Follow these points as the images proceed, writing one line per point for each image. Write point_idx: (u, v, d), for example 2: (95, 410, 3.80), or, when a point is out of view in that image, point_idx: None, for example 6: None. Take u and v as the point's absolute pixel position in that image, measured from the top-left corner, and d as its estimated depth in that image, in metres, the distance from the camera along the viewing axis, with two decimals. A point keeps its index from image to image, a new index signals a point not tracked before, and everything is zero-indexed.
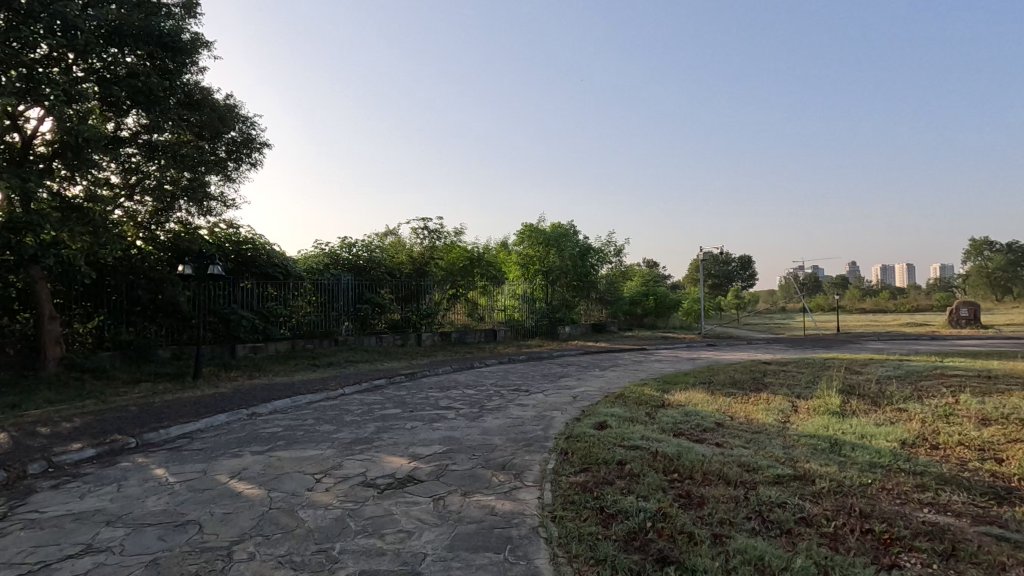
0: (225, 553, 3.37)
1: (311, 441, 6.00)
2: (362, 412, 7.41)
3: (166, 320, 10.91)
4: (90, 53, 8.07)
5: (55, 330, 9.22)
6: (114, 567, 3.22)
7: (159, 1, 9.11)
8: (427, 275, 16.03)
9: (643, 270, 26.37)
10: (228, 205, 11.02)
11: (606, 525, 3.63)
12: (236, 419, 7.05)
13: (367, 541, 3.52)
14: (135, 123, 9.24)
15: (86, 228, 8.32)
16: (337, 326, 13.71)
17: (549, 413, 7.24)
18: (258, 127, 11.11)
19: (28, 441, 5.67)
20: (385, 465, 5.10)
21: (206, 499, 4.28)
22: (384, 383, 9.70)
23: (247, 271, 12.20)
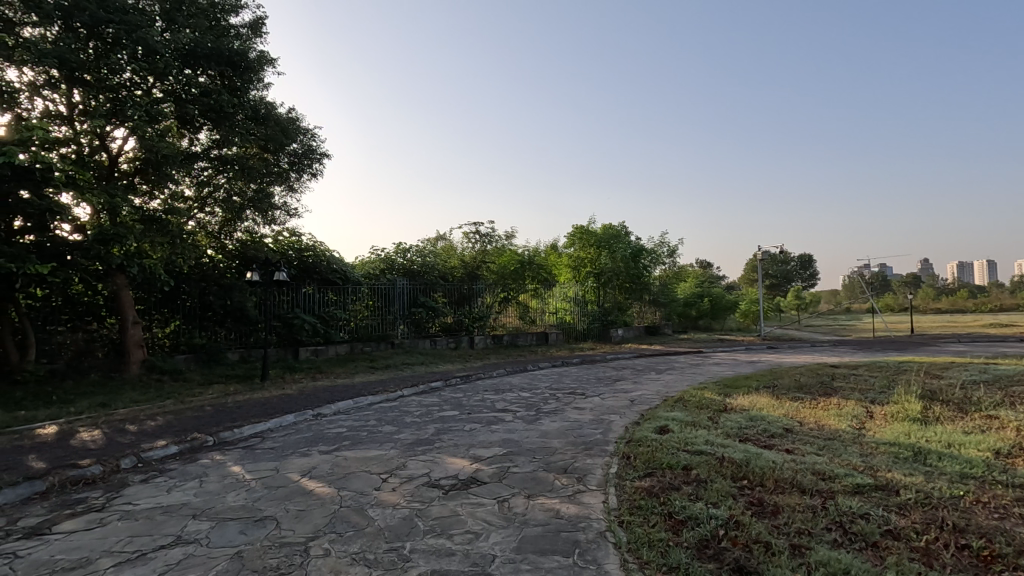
0: (302, 548, 3.50)
1: (374, 442, 6.16)
2: (421, 414, 7.55)
3: (235, 325, 11.46)
4: (168, 75, 8.63)
5: (137, 335, 9.87)
6: (203, 558, 3.40)
7: (228, 23, 9.67)
8: (478, 279, 16.16)
9: (696, 271, 25.77)
10: (291, 214, 11.51)
11: (675, 531, 3.54)
12: (303, 420, 7.32)
13: (437, 541, 3.58)
14: (207, 138, 9.81)
15: (165, 239, 8.94)
16: (393, 330, 14.00)
17: (607, 416, 7.15)
18: (319, 138, 11.52)
19: (120, 438, 6.10)
20: (448, 467, 5.17)
21: (280, 496, 4.46)
22: (441, 386, 9.85)
23: (309, 277, 12.69)
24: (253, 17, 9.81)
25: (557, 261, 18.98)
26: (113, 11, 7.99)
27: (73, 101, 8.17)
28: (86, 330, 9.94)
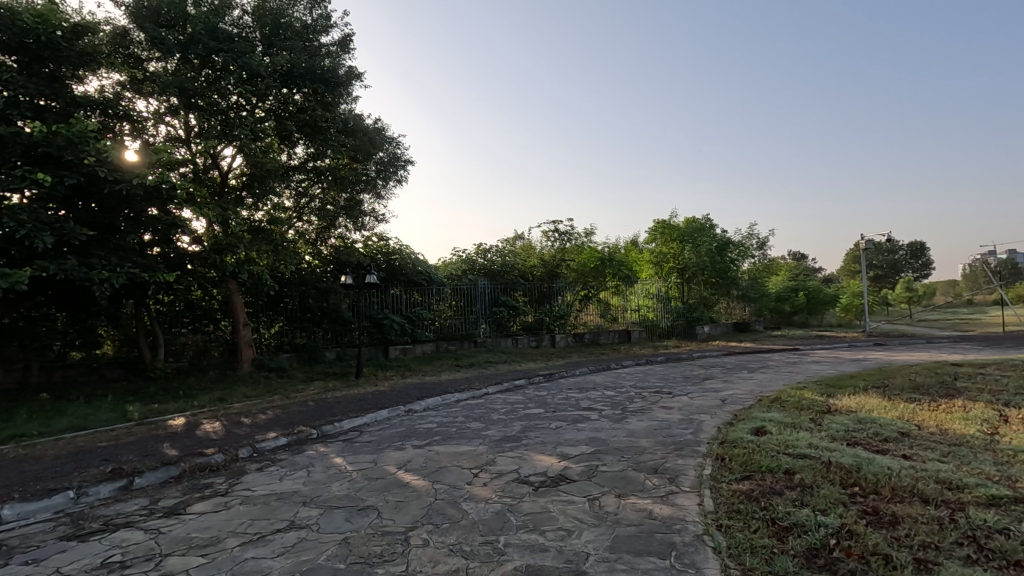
0: (403, 537, 3.67)
1: (464, 437, 6.34)
2: (507, 411, 7.68)
3: (331, 325, 12.23)
4: (269, 95, 9.35)
5: (247, 335, 10.78)
6: (314, 542, 3.66)
7: (320, 42, 10.24)
8: (558, 277, 16.15)
9: (789, 263, 24.21)
10: (379, 220, 12.09)
11: (780, 538, 3.35)
12: (396, 415, 7.68)
13: (530, 536, 3.62)
14: (304, 152, 10.49)
15: (269, 247, 9.75)
16: (476, 329, 14.33)
17: (697, 416, 6.89)
18: (403, 146, 12.01)
19: (237, 429, 6.70)
20: (536, 463, 5.22)
21: (379, 488, 4.71)
22: (524, 384, 9.96)
23: (396, 279, 13.23)
24: (341, 34, 10.38)
25: (637, 257, 18.70)
26: (222, 41, 8.84)
27: (190, 125, 9.07)
28: (204, 332, 11.00)
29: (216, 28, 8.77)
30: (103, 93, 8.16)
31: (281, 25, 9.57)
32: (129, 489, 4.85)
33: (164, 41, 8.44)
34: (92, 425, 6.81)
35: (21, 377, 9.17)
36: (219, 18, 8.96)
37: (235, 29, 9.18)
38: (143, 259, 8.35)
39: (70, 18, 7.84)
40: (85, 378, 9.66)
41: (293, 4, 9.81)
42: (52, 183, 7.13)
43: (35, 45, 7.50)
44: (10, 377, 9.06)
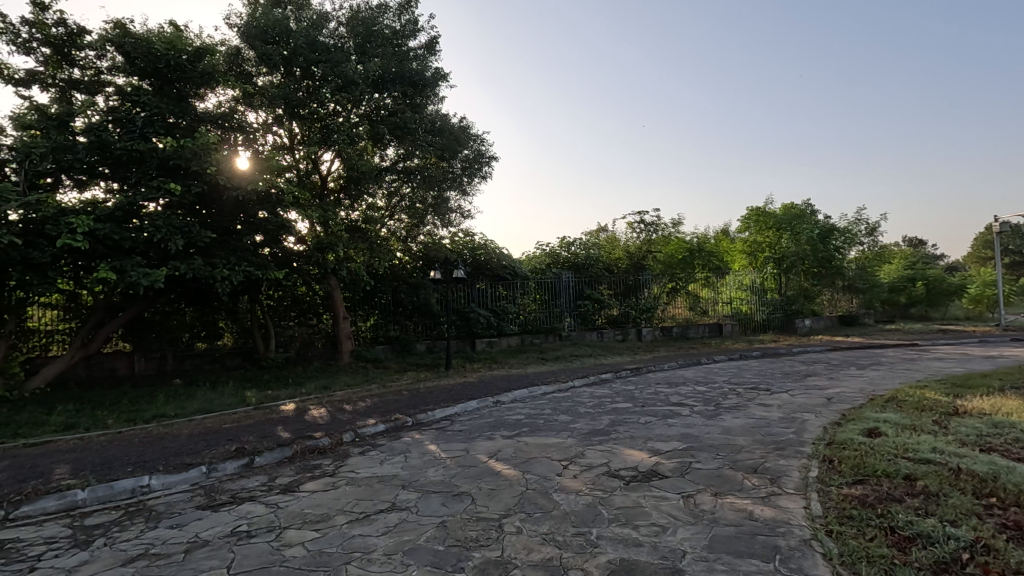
0: (497, 524, 3.77)
1: (552, 430, 6.39)
2: (594, 405, 7.63)
3: (422, 319, 12.79)
4: (362, 100, 9.93)
5: (346, 328, 11.47)
6: (414, 523, 3.86)
7: (408, 47, 10.66)
8: (644, 269, 15.76)
9: (904, 250, 21.98)
10: (465, 216, 12.41)
11: (901, 549, 3.08)
12: (485, 406, 7.89)
13: (623, 530, 3.59)
14: (395, 153, 10.99)
15: (364, 245, 10.33)
16: (561, 322, 14.34)
17: (800, 415, 6.47)
18: (487, 143, 12.21)
19: (340, 415, 7.18)
20: (627, 458, 5.16)
21: (472, 475, 4.87)
22: (611, 377, 9.85)
23: (482, 274, 13.54)
24: (428, 37, 10.70)
25: (729, 248, 17.79)
26: (320, 52, 9.45)
27: (294, 134, 9.77)
28: (309, 325, 11.86)
29: (315, 41, 9.41)
30: (220, 107, 8.98)
31: (373, 33, 10.03)
32: (251, 466, 5.36)
33: (271, 56, 9.16)
34: (218, 408, 7.59)
35: (159, 364, 10.41)
36: (318, 32, 9.60)
37: (332, 40, 9.78)
38: (257, 258, 9.15)
39: (192, 41, 8.68)
40: (209, 366, 10.76)
41: (383, 12, 10.26)
42: (182, 192, 8.00)
43: (165, 68, 8.41)
44: (150, 364, 10.32)
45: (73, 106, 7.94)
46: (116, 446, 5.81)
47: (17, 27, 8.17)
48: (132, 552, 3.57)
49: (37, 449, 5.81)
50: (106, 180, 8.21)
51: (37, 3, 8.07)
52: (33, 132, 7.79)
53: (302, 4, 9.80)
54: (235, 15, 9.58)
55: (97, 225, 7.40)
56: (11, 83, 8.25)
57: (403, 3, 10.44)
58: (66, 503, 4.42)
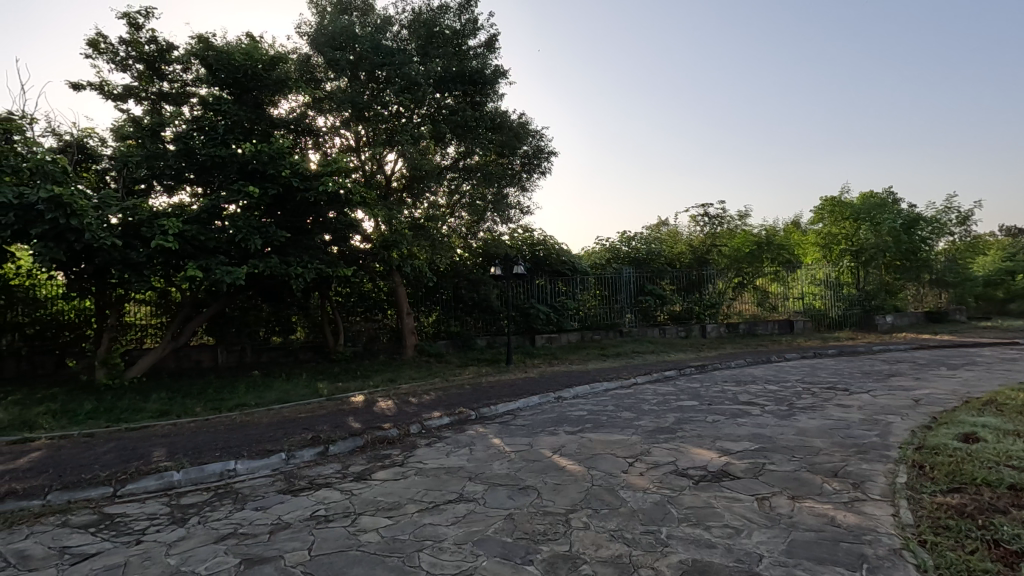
0: (564, 519, 3.77)
1: (616, 427, 6.31)
2: (659, 402, 7.48)
3: (482, 314, 12.95)
4: (424, 101, 10.16)
5: (410, 324, 11.80)
6: (481, 515, 3.92)
7: (468, 46, 10.77)
8: (708, 264, 15.26)
9: (1002, 240, 20.10)
10: (525, 212, 12.43)
11: (1008, 565, 2.83)
12: (547, 401, 7.90)
13: (694, 530, 3.50)
14: (456, 151, 11.17)
15: (427, 242, 10.59)
16: (621, 318, 14.15)
17: (883, 417, 6.08)
18: (546, 138, 12.15)
19: (406, 408, 7.40)
20: (695, 457, 5.02)
21: (537, 469, 4.89)
22: (675, 374, 9.62)
23: (541, 269, 13.54)
24: (488, 35, 10.77)
25: (802, 240, 16.97)
26: (385, 55, 9.74)
27: (361, 136, 10.14)
28: (375, 320, 12.29)
29: (380, 45, 9.72)
30: (293, 113, 9.41)
31: (434, 34, 10.22)
32: (326, 454, 5.62)
33: (339, 62, 9.52)
34: (293, 398, 8.02)
35: (239, 356, 11.15)
36: (382, 36, 9.88)
37: (395, 44, 10.04)
38: (327, 256, 9.55)
39: (267, 51, 9.16)
40: (284, 358, 11.42)
41: (444, 13, 10.41)
42: (260, 194, 8.47)
43: (244, 78, 8.93)
44: (231, 356, 11.06)
45: (163, 116, 8.57)
46: (205, 432, 6.26)
47: (115, 47, 8.92)
48: (223, 530, 3.83)
49: (138, 433, 6.34)
50: (193, 185, 8.83)
51: (132, 23, 8.77)
52: (129, 142, 8.50)
53: (367, 9, 10.10)
54: (305, 24, 10.02)
55: (185, 227, 7.97)
56: (111, 99, 9.03)
57: (463, 3, 10.56)
58: (164, 483, 4.81)
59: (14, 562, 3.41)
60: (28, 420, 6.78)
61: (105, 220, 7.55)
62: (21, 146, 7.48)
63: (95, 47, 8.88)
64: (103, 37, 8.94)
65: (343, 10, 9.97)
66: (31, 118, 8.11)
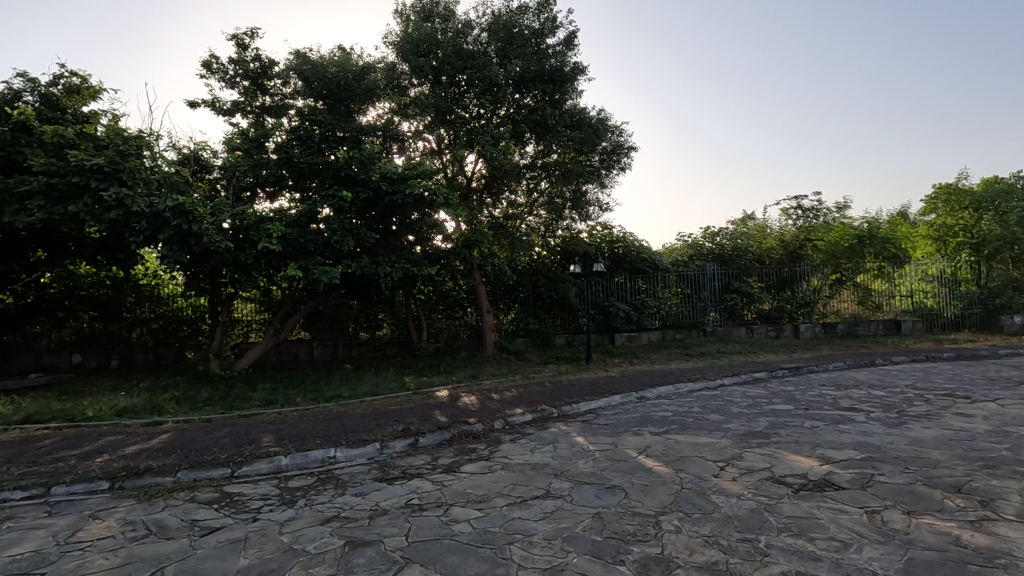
0: (654, 521, 3.71)
1: (703, 429, 6.11)
2: (749, 405, 7.15)
3: (560, 312, 12.95)
4: (504, 102, 10.30)
5: (489, 321, 12.06)
6: (569, 512, 3.94)
7: (547, 45, 10.80)
8: (802, 259, 14.48)
9: None
10: (603, 209, 12.28)
11: None
12: (629, 401, 7.79)
13: (796, 541, 3.32)
14: (534, 150, 11.21)
15: (507, 242, 10.93)
16: (705, 317, 13.65)
17: (1014, 429, 5.45)
18: (626, 133, 11.92)
19: (489, 403, 7.56)
20: (793, 464, 4.76)
21: (623, 469, 4.84)
22: (765, 376, 9.14)
23: (621, 267, 13.35)
24: (567, 33, 10.74)
25: (913, 233, 15.52)
26: (466, 60, 10.00)
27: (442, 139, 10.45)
28: (456, 318, 12.64)
29: (461, 49, 10.01)
30: (380, 120, 9.83)
31: (514, 35, 10.36)
32: (416, 446, 5.87)
33: (424, 68, 9.84)
34: (383, 391, 8.42)
35: (332, 350, 11.86)
36: (463, 40, 10.14)
37: (476, 47, 10.26)
38: (412, 256, 9.95)
39: (357, 63, 9.68)
40: (372, 353, 12.01)
41: (523, 13, 10.51)
42: (352, 198, 8.98)
43: (336, 89, 9.47)
44: (326, 350, 11.79)
45: (266, 128, 9.29)
46: (306, 421, 6.73)
47: (225, 66, 9.76)
48: (327, 513, 4.11)
49: (248, 419, 6.93)
50: (292, 191, 9.49)
51: (240, 44, 9.56)
52: (237, 153, 9.27)
53: (449, 16, 10.42)
54: (390, 34, 10.46)
55: (287, 231, 8.60)
56: (222, 114, 9.89)
57: (542, 2, 10.61)
58: (274, 467, 5.22)
59: (154, 531, 3.85)
60: (158, 405, 7.60)
61: (218, 225, 8.31)
62: (149, 160, 8.38)
63: (208, 68, 9.76)
64: (215, 58, 9.81)
65: (426, 17, 10.31)
66: (157, 134, 9.05)
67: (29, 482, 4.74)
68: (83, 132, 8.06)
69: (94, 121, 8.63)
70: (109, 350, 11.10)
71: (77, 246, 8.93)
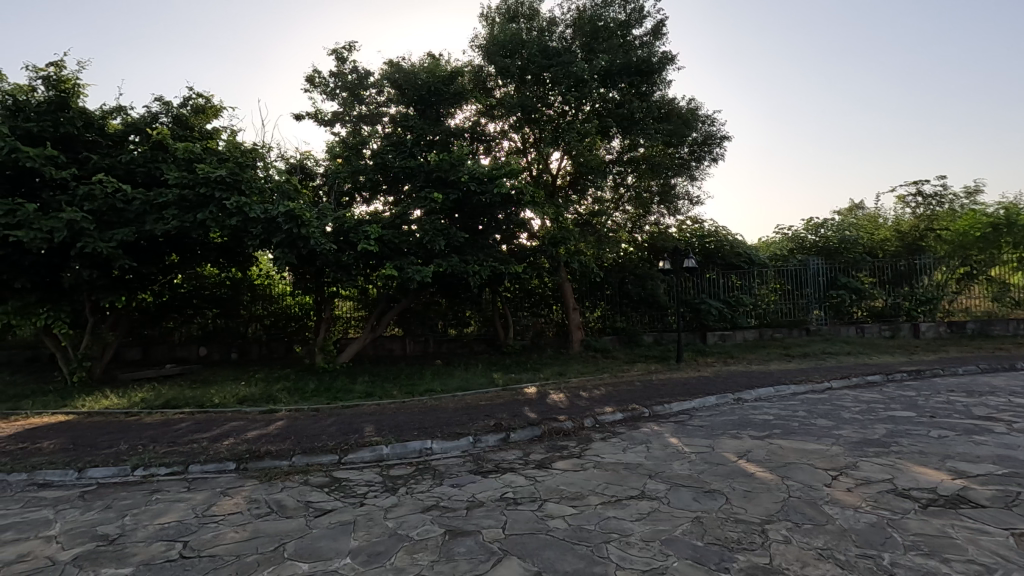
0: (760, 529, 3.52)
1: (810, 434, 5.71)
2: (862, 410, 6.58)
3: (648, 310, 12.63)
4: (590, 97, 10.19)
5: (576, 319, 12.01)
6: (666, 514, 3.84)
7: (634, 37, 10.57)
8: (923, 251, 13.09)
9: None
10: (694, 203, 11.83)
11: None
12: (725, 402, 7.44)
13: (927, 562, 3.02)
14: (621, 144, 10.98)
15: (593, 238, 10.79)
16: (807, 315, 12.76)
17: None
18: (718, 122, 11.38)
19: (578, 401, 7.52)
20: (919, 476, 4.32)
21: (723, 473, 4.63)
22: (880, 379, 8.38)
23: (713, 263, 12.79)
24: (655, 22, 10.43)
25: None
26: (552, 57, 10.00)
27: (527, 138, 10.54)
28: (541, 315, 12.70)
29: (546, 48, 10.03)
30: (468, 122, 10.08)
31: (599, 29, 10.22)
32: (508, 441, 5.97)
33: (509, 69, 9.96)
34: (473, 387, 8.63)
35: (423, 346, 12.34)
36: (547, 38, 10.17)
37: (561, 44, 10.23)
38: (499, 254, 10.11)
39: (446, 68, 10.00)
40: (461, 349, 12.36)
41: (609, 6, 10.34)
42: (442, 199, 9.28)
43: (427, 95, 9.81)
44: (417, 346, 12.31)
45: (364, 136, 9.83)
46: (403, 413, 7.05)
47: (326, 79, 10.44)
48: (427, 501, 4.29)
49: (351, 410, 7.38)
50: (386, 194, 9.96)
51: (338, 57, 10.18)
52: (338, 160, 9.88)
53: (533, 14, 10.46)
54: (477, 37, 10.69)
55: (383, 232, 9.05)
56: (323, 125, 10.59)
57: None
58: (376, 456, 5.53)
59: (276, 509, 4.21)
60: (272, 394, 8.30)
61: (322, 228, 8.91)
62: (262, 170, 9.14)
63: (312, 82, 10.49)
64: (317, 72, 10.53)
65: (511, 18, 10.43)
66: (268, 146, 9.86)
67: (171, 460, 5.36)
68: (208, 148, 8.95)
69: (216, 137, 9.56)
70: (229, 344, 12.27)
71: (204, 250, 9.95)
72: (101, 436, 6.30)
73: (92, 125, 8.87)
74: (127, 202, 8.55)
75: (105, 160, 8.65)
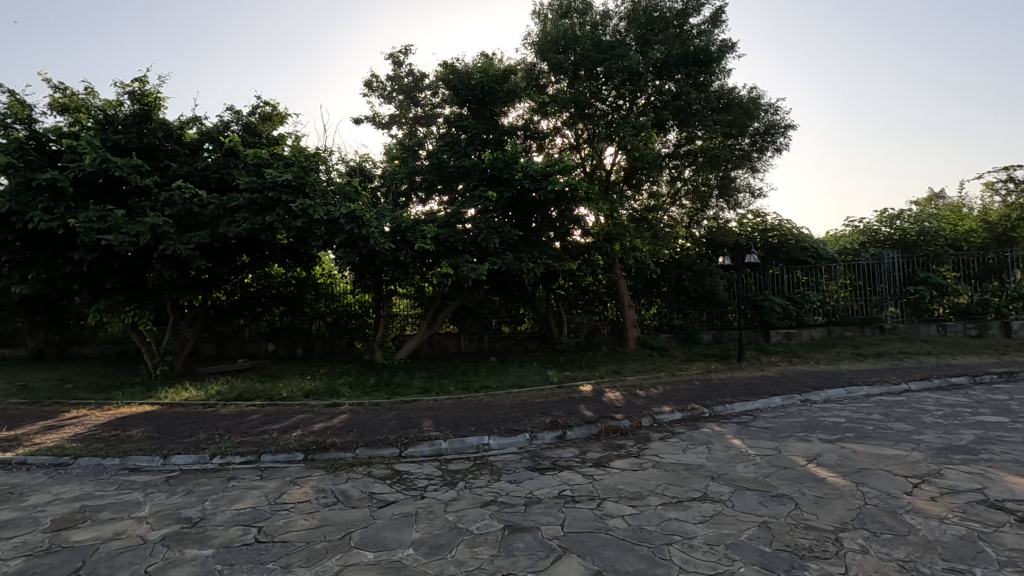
0: (833, 537, 3.34)
1: (887, 439, 5.37)
2: (946, 414, 6.13)
3: (707, 307, 12.25)
4: (645, 90, 9.98)
5: (631, 317, 11.81)
6: (731, 518, 3.71)
7: (691, 27, 10.26)
8: (1015, 243, 12.03)
9: None
10: (755, 195, 11.38)
11: None
12: (791, 403, 7.12)
13: None
14: (677, 137, 10.70)
15: (649, 234, 10.57)
16: (881, 312, 12.01)
17: None
18: (782, 110, 10.89)
19: (635, 400, 7.40)
20: (1014, 487, 3.98)
21: (791, 477, 4.43)
22: (966, 382, 7.78)
23: (776, 258, 12.26)
24: (713, 10, 10.08)
25: None
26: (606, 51, 9.87)
27: (581, 134, 10.45)
28: (596, 312, 12.58)
29: (600, 42, 9.90)
30: (521, 120, 10.11)
31: (654, 19, 9.99)
32: (564, 438, 5.95)
33: (563, 65, 9.90)
34: (528, 384, 8.67)
35: (478, 343, 12.50)
36: (601, 32, 10.05)
37: (615, 37, 10.08)
38: (553, 251, 10.07)
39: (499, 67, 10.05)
40: (515, 347, 12.42)
41: None
42: (496, 197, 9.34)
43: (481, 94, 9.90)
44: (472, 343, 12.47)
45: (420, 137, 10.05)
46: (460, 409, 7.17)
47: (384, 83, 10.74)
48: (485, 496, 4.34)
49: (409, 404, 7.58)
50: (441, 194, 10.13)
51: (395, 61, 10.45)
52: (396, 161, 10.13)
53: (586, 9, 10.35)
54: (530, 35, 10.69)
55: (439, 231, 9.21)
56: (381, 128, 10.90)
57: None
58: (435, 450, 5.64)
59: (341, 499, 4.38)
60: (335, 388, 8.64)
61: (381, 228, 9.17)
62: (325, 173, 9.51)
63: (370, 86, 10.82)
64: (375, 76, 10.85)
65: (564, 14, 10.36)
66: (330, 150, 10.25)
67: (245, 449, 5.68)
68: (275, 153, 9.40)
69: (282, 143, 10.03)
70: (295, 340, 12.87)
71: (271, 250, 10.47)
72: (182, 425, 6.75)
73: (172, 135, 9.50)
74: (203, 206, 9.12)
75: (184, 167, 9.25)
